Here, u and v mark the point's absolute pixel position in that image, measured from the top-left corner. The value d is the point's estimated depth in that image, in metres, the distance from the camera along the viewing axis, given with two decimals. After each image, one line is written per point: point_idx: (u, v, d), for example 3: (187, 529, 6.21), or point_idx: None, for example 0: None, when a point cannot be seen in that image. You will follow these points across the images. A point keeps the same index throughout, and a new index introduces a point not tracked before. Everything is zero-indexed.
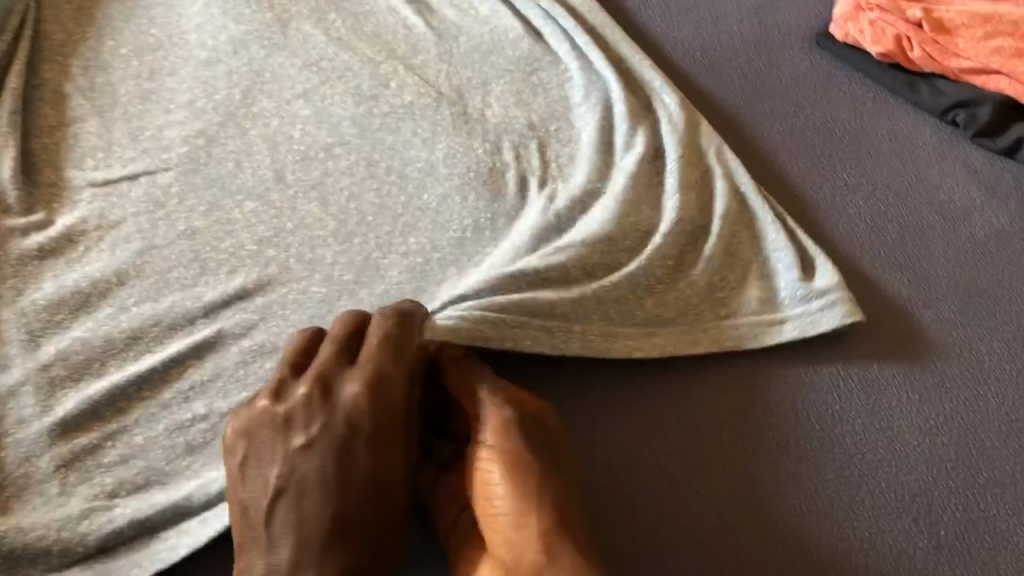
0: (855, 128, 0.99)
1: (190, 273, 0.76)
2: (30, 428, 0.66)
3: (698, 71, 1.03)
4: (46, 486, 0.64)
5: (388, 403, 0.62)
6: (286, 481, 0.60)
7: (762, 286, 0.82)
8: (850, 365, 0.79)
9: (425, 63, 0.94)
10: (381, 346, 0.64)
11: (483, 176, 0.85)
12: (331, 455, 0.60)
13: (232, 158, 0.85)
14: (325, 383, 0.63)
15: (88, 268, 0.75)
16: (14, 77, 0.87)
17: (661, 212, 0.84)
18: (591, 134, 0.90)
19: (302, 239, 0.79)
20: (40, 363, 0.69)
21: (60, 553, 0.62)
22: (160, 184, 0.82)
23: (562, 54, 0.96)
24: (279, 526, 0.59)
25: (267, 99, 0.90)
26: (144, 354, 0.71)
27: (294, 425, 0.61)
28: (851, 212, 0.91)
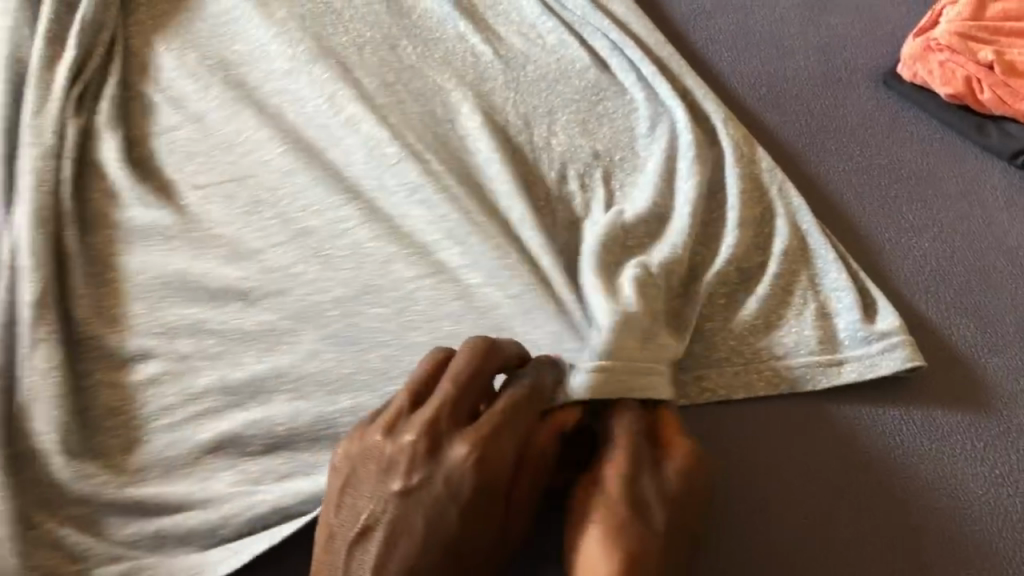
0: (923, 170, 0.97)
1: (315, 269, 0.79)
2: (175, 415, 0.70)
3: (763, 107, 1.03)
4: (195, 470, 0.68)
5: (494, 477, 0.60)
6: (374, 527, 0.58)
7: (822, 326, 0.81)
8: (915, 408, 0.78)
9: (492, 91, 0.94)
10: (502, 411, 0.63)
11: (548, 206, 0.86)
12: (426, 513, 0.59)
13: (335, 166, 0.87)
14: (437, 432, 0.61)
15: (209, 265, 0.78)
16: (112, 86, 0.90)
17: (724, 248, 0.84)
18: (657, 164, 0.89)
19: (382, 257, 0.79)
20: (177, 355, 0.73)
21: (207, 533, 0.64)
22: (270, 189, 0.84)
23: (628, 85, 0.96)
24: (357, 565, 0.58)
25: (353, 103, 0.90)
26: (278, 347, 0.74)
27: (396, 469, 0.60)
28: (917, 253, 0.90)
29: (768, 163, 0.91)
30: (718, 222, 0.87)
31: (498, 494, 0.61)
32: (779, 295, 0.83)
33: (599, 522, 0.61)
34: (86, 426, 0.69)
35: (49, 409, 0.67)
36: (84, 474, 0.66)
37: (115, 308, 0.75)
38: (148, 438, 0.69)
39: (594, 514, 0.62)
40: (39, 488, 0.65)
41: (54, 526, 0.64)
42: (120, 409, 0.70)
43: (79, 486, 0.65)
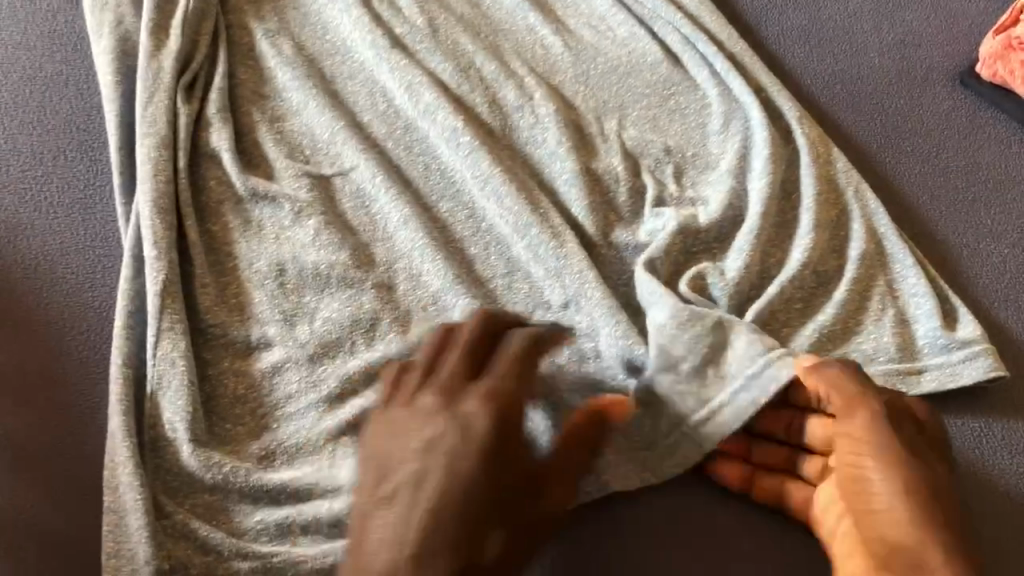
0: (1003, 172, 0.95)
1: (426, 255, 0.77)
2: (296, 403, 0.69)
3: (837, 105, 1.00)
4: (318, 457, 0.67)
5: (509, 426, 0.58)
6: (396, 485, 0.54)
7: (900, 332, 0.79)
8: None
9: (562, 83, 0.92)
10: (510, 365, 0.61)
11: (621, 204, 0.84)
12: (441, 462, 0.55)
13: (422, 161, 0.84)
14: (448, 395, 0.59)
15: (323, 247, 0.76)
16: (211, 59, 0.87)
17: (797, 251, 0.82)
18: (730, 162, 0.87)
19: (451, 259, 0.77)
20: (299, 342, 0.71)
21: (329, 523, 0.64)
22: (367, 174, 0.81)
23: (700, 80, 0.94)
24: (381, 530, 0.53)
25: (429, 91, 0.86)
26: (393, 331, 0.73)
27: (412, 430, 0.57)
28: (997, 259, 0.88)
29: (843, 164, 0.89)
30: (792, 221, 0.85)
31: (512, 446, 0.57)
32: (854, 299, 0.81)
33: (875, 457, 0.62)
34: (210, 414, 0.68)
35: (174, 399, 0.66)
36: (213, 463, 0.65)
37: (236, 299, 0.73)
38: (271, 427, 0.68)
39: (874, 461, 0.62)
40: (167, 475, 0.65)
41: (186, 516, 0.63)
42: (245, 397, 0.69)
43: (209, 474, 0.64)
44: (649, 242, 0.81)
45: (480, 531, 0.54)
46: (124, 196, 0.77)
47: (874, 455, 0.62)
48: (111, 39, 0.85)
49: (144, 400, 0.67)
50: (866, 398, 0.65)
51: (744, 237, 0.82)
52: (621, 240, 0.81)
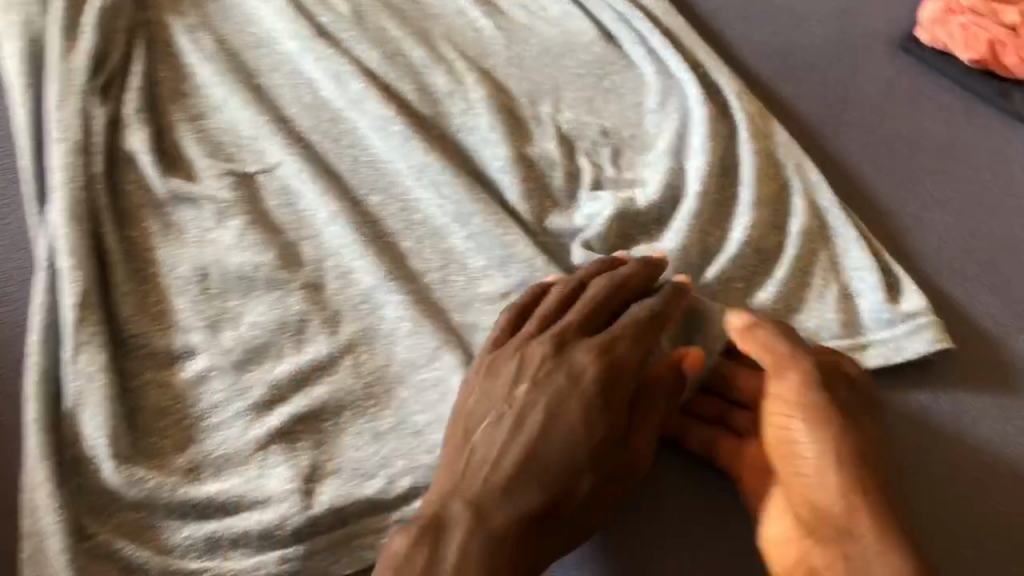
0: (945, 139, 0.94)
1: (354, 252, 0.75)
2: (223, 412, 0.67)
3: (777, 77, 0.98)
4: (247, 467, 0.65)
5: (618, 382, 0.64)
6: (502, 416, 0.62)
7: (843, 308, 0.78)
8: (965, 403, 0.75)
9: (496, 67, 0.89)
10: (633, 322, 0.67)
11: (557, 188, 0.81)
12: (548, 403, 0.62)
13: (350, 154, 0.81)
14: (563, 342, 0.66)
15: (249, 249, 0.73)
16: (127, 57, 0.84)
17: (738, 230, 0.81)
18: (668, 142, 0.85)
19: (381, 255, 0.75)
20: (224, 348, 0.69)
21: (260, 535, 0.62)
22: (292, 170, 0.78)
23: (636, 58, 0.92)
24: (481, 447, 0.61)
25: (356, 79, 0.83)
26: (322, 333, 0.71)
27: (527, 370, 0.64)
28: (941, 229, 0.86)
29: (782, 138, 0.88)
30: (732, 199, 0.84)
31: (619, 400, 0.63)
32: (797, 276, 0.79)
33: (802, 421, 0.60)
34: (134, 427, 0.66)
35: (95, 415, 0.64)
36: (136, 479, 0.62)
37: (158, 307, 0.71)
38: (198, 438, 0.66)
39: (805, 429, 0.60)
40: (90, 495, 0.63)
41: (110, 537, 0.61)
42: (170, 408, 0.67)
43: (134, 492, 0.62)
44: (584, 227, 0.79)
45: (575, 474, 0.60)
46: (39, 204, 0.74)
47: (805, 422, 0.60)
48: (21, 39, 0.82)
49: (64, 417, 0.64)
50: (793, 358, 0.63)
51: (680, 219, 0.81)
52: (557, 226, 0.79)
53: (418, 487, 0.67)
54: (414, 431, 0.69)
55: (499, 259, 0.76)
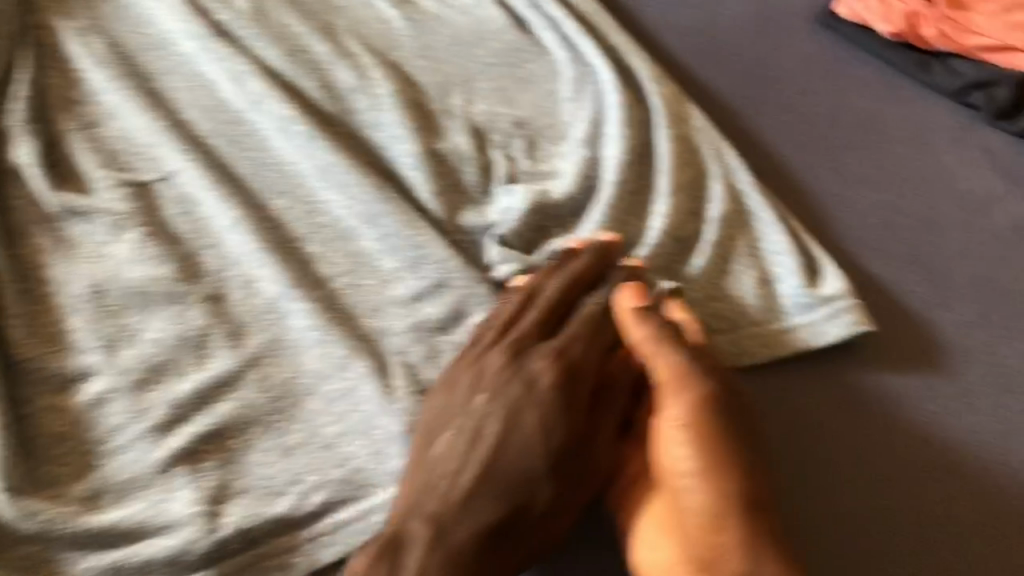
0: (867, 115, 0.92)
1: (257, 263, 0.73)
2: (124, 435, 0.65)
3: (694, 58, 0.96)
4: (150, 492, 0.63)
5: (576, 384, 0.62)
6: (459, 429, 0.60)
7: (763, 291, 0.77)
8: (877, 384, 0.74)
9: (404, 61, 0.86)
10: (587, 324, 0.66)
11: (470, 182, 0.79)
12: (505, 412, 0.60)
13: (252, 157, 0.79)
14: (520, 349, 0.64)
15: (146, 265, 0.71)
16: (12, 64, 0.80)
17: (657, 219, 0.79)
18: (583, 130, 0.84)
19: (285, 263, 0.73)
20: (122, 369, 0.67)
21: (164, 562, 0.60)
22: (193, 177, 0.76)
23: (549, 45, 0.90)
24: (441, 461, 0.59)
25: (256, 80, 0.81)
26: (224, 348, 0.69)
27: (485, 379, 0.63)
28: (865, 205, 0.85)
29: (699, 122, 0.86)
30: (650, 186, 0.82)
31: (580, 402, 0.62)
32: (717, 263, 0.78)
33: (684, 450, 0.57)
34: (28, 456, 0.63)
35: None
36: (30, 511, 0.60)
37: (51, 328, 0.68)
38: (97, 463, 0.64)
39: (688, 460, 0.57)
40: None
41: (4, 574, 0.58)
42: (66, 434, 0.64)
43: (29, 524, 0.59)
44: (501, 220, 0.76)
45: (535, 482, 0.59)
46: None
47: (688, 451, 0.57)
48: None
49: None
50: (686, 381, 0.60)
51: (596, 210, 0.79)
52: (470, 222, 0.77)
53: (332, 501, 0.65)
54: (325, 445, 0.67)
55: (411, 261, 0.74)
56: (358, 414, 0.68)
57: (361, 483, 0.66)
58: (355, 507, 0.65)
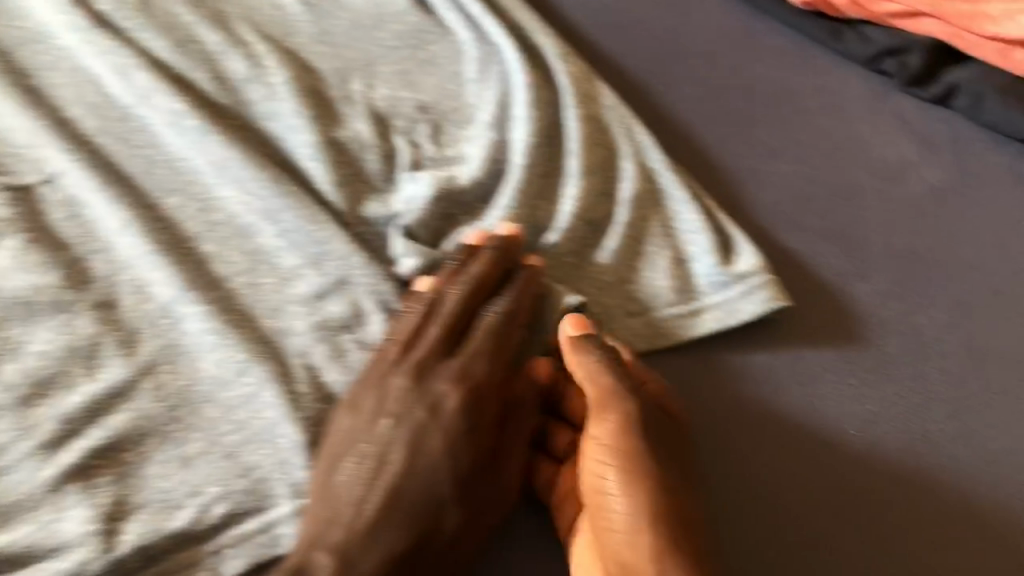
0: (780, 85, 0.91)
1: (149, 266, 0.70)
2: (9, 454, 0.62)
3: (604, 34, 0.94)
4: (39, 513, 0.60)
5: (479, 407, 0.63)
6: (362, 454, 0.61)
7: (677, 272, 0.76)
8: (796, 396, 0.72)
9: (302, 45, 0.83)
10: (487, 337, 0.66)
11: (373, 171, 0.77)
12: (408, 438, 0.62)
13: (142, 154, 0.75)
14: (422, 369, 0.64)
15: (29, 272, 0.67)
16: None
17: (568, 202, 0.77)
18: (490, 112, 0.81)
19: (179, 266, 0.70)
20: (6, 384, 0.64)
21: None
22: (78, 179, 0.72)
23: (454, 26, 0.87)
24: (345, 486, 0.60)
25: (143, 74, 0.78)
26: (116, 356, 0.66)
27: (389, 403, 0.63)
28: (777, 178, 0.85)
29: (609, 100, 0.84)
30: (560, 167, 0.80)
31: (483, 423, 0.63)
32: (630, 245, 0.77)
33: (617, 470, 0.61)
34: None
35: None
36: None
37: None
38: None
39: (615, 483, 0.60)
40: None
41: None
42: None
43: None
44: (404, 211, 0.74)
45: (441, 507, 0.60)
46: None
47: (615, 475, 0.61)
48: None
49: None
50: (620, 398, 0.63)
51: (504, 194, 0.77)
52: (373, 212, 0.74)
53: (234, 514, 0.62)
54: (227, 453, 0.64)
55: (313, 257, 0.71)
56: (259, 420, 0.65)
57: (265, 493, 0.63)
58: (258, 519, 0.62)
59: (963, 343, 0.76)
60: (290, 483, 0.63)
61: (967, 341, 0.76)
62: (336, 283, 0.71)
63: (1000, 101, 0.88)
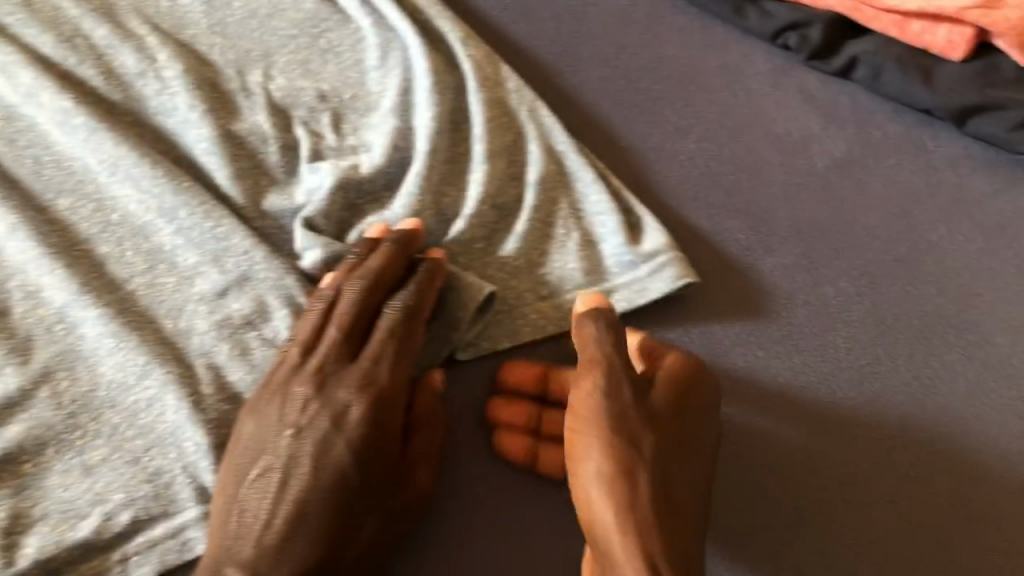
0: (684, 64, 0.91)
1: (40, 271, 0.68)
2: None
3: (508, 16, 0.93)
4: None
5: (386, 413, 0.62)
6: (266, 466, 0.59)
7: (586, 255, 0.75)
8: (720, 379, 0.74)
9: (195, 37, 0.82)
10: (388, 339, 0.64)
11: (272, 163, 0.75)
12: (313, 448, 0.60)
13: (30, 154, 0.73)
14: (323, 377, 0.62)
15: None
16: None
17: (473, 188, 0.76)
18: (392, 99, 0.80)
19: (72, 269, 0.68)
20: None
21: None
22: None
23: (352, 12, 0.85)
24: (252, 501, 0.58)
25: (27, 72, 0.75)
26: (10, 365, 0.64)
27: (291, 413, 0.61)
28: (684, 156, 0.85)
29: (513, 83, 0.83)
30: (464, 154, 0.79)
31: (388, 431, 0.62)
32: (539, 229, 0.76)
33: (588, 429, 0.61)
34: None
35: None
36: None
37: None
38: None
39: (585, 438, 0.61)
40: None
41: None
42: None
43: None
44: (307, 203, 0.73)
45: (352, 518, 0.59)
46: None
47: (585, 431, 0.61)
48: None
49: None
50: (598, 363, 0.64)
51: (409, 182, 0.75)
52: (275, 206, 0.73)
53: (139, 521, 0.61)
54: (131, 458, 0.63)
55: (215, 253, 0.70)
56: (162, 424, 0.64)
57: (170, 498, 0.62)
58: (165, 525, 0.61)
59: (868, 312, 0.78)
60: (196, 486, 0.62)
61: (872, 310, 0.78)
62: (239, 280, 0.69)
63: (898, 72, 0.89)
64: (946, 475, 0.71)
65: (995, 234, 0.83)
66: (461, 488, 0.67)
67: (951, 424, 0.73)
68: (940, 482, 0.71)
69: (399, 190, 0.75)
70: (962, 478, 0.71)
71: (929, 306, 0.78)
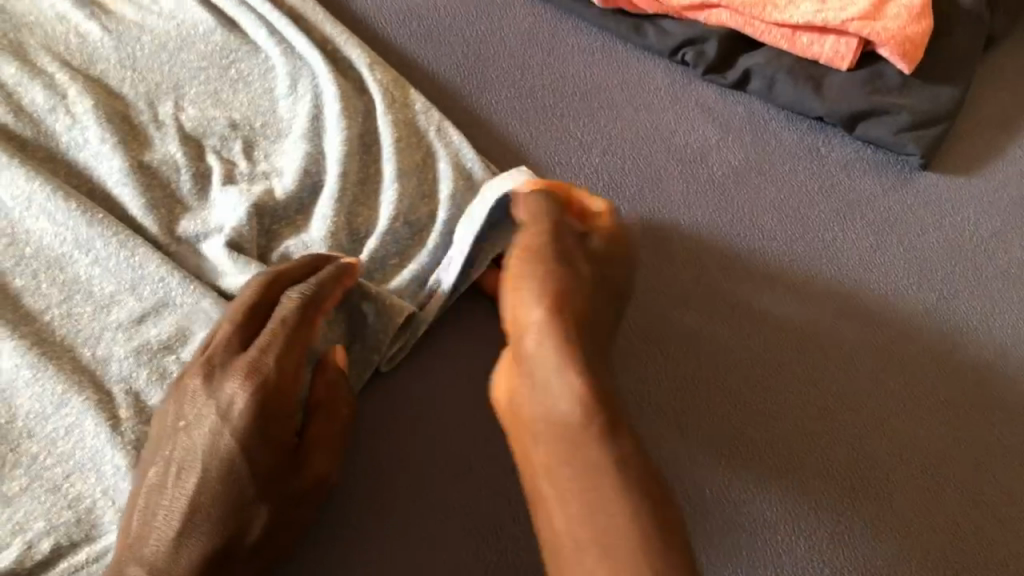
0: (587, 82, 0.95)
1: None
2: None
3: (415, 43, 0.96)
4: None
5: (271, 403, 0.62)
6: (167, 459, 0.61)
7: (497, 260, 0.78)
8: (658, 377, 0.77)
9: (105, 73, 0.83)
10: (278, 328, 0.64)
11: (187, 193, 0.77)
12: (203, 441, 0.61)
13: None
14: (213, 368, 0.63)
15: None
16: None
17: (386, 207, 0.79)
18: (302, 124, 0.82)
19: None
20: None
21: None
22: None
23: (261, 43, 0.87)
24: (156, 498, 0.60)
25: None
26: None
27: (185, 411, 0.62)
28: (589, 170, 0.88)
29: (420, 105, 0.85)
30: (376, 175, 0.81)
31: (274, 419, 0.62)
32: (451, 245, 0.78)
33: (528, 261, 0.66)
34: None
35: None
36: None
37: None
38: None
39: (523, 269, 0.66)
40: None
41: None
42: None
43: None
44: (222, 227, 0.74)
45: (244, 510, 0.60)
46: None
47: (524, 264, 0.66)
48: None
49: None
50: (533, 213, 0.70)
51: (322, 204, 0.77)
52: (190, 230, 0.74)
53: (61, 547, 0.62)
54: (51, 486, 0.64)
55: (132, 279, 0.71)
56: (82, 450, 0.65)
57: (92, 523, 0.63)
58: (87, 549, 0.62)
59: (771, 308, 0.82)
60: (117, 509, 0.63)
61: (774, 307, 0.82)
62: (156, 305, 0.70)
63: (790, 83, 0.93)
64: (890, 442, 0.76)
65: (885, 232, 0.88)
66: (380, 498, 0.68)
67: (853, 417, 0.77)
68: (886, 453, 0.75)
69: (314, 215, 0.77)
70: (901, 447, 0.76)
71: (826, 303, 0.82)
